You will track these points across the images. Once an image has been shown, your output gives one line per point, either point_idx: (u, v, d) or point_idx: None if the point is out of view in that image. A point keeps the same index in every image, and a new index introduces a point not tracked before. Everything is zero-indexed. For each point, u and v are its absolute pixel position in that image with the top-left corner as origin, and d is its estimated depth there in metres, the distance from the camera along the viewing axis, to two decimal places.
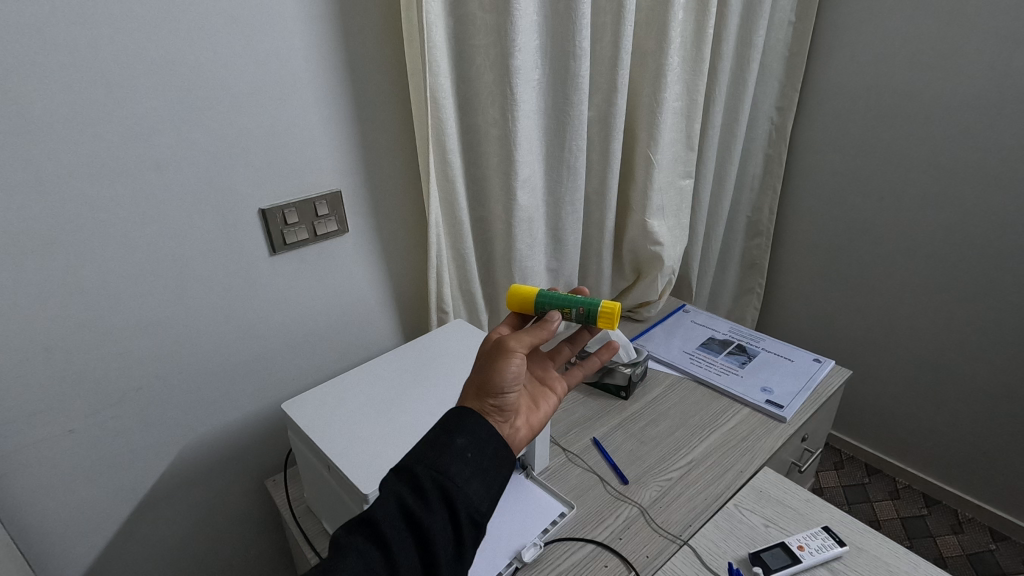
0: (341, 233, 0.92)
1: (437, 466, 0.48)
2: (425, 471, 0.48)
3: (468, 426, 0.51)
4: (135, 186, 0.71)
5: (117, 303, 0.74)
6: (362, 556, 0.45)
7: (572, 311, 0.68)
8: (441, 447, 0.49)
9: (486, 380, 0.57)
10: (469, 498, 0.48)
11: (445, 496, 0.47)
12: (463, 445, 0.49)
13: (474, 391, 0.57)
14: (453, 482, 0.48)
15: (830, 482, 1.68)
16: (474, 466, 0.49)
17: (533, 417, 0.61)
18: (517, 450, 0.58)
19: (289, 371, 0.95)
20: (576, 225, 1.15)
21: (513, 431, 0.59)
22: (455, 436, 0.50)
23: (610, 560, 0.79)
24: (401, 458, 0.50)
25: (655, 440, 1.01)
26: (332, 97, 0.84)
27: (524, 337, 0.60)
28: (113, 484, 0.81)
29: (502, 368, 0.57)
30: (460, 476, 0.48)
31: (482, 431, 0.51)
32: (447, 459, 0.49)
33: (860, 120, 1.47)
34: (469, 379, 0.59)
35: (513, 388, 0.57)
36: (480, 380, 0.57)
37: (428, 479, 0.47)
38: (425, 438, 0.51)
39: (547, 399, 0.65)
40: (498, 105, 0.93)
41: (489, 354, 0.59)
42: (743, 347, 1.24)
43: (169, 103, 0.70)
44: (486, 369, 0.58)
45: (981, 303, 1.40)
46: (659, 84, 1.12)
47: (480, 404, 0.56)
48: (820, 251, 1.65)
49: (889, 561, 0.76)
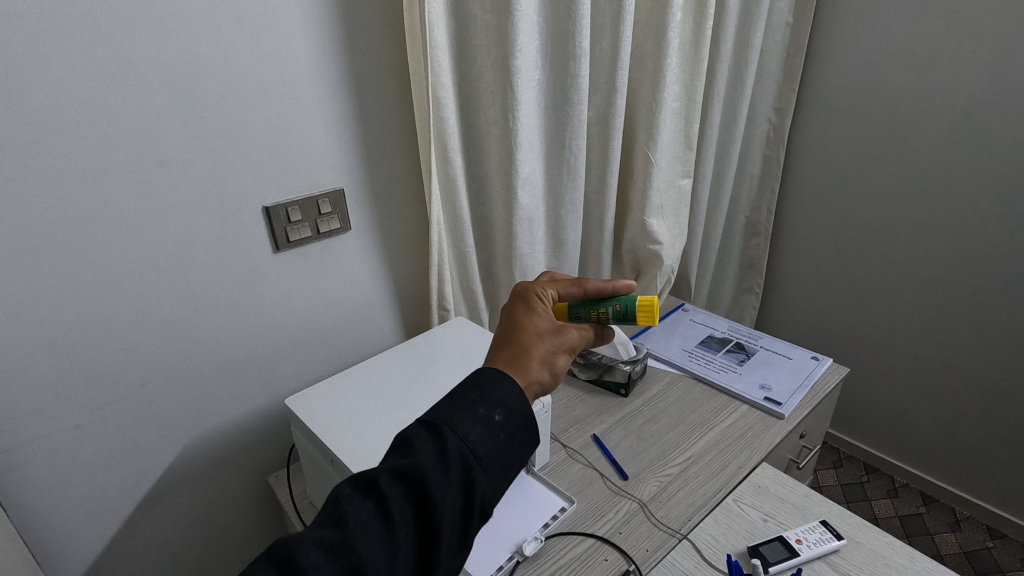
0: (344, 231, 0.93)
1: (466, 440, 0.46)
2: (455, 443, 0.46)
3: (505, 400, 0.49)
4: (143, 184, 0.72)
5: (124, 300, 0.75)
6: (365, 530, 0.43)
7: (609, 309, 0.64)
8: (475, 419, 0.47)
9: (555, 367, 0.56)
10: (487, 483, 0.47)
11: (465, 475, 0.46)
12: (498, 424, 0.48)
13: (542, 364, 0.55)
14: (478, 463, 0.46)
15: (829, 481, 1.69)
16: (501, 447, 0.48)
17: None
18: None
19: (291, 369, 0.96)
20: (575, 223, 1.16)
21: None
22: (492, 410, 0.48)
23: (610, 553, 0.80)
24: (429, 418, 0.48)
25: (655, 437, 1.02)
26: (335, 97, 0.85)
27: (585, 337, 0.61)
28: (117, 480, 0.81)
29: (565, 357, 0.58)
30: (486, 457, 0.47)
31: (518, 407, 0.49)
32: (477, 433, 0.47)
33: (857, 121, 1.48)
34: (534, 348, 0.56)
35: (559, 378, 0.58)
36: (551, 357, 0.56)
37: (454, 454, 0.46)
38: (460, 401, 0.49)
39: None
40: (499, 104, 0.94)
41: (564, 334, 0.59)
42: (742, 346, 1.25)
43: (174, 104, 0.71)
44: (557, 349, 0.57)
45: (977, 302, 1.41)
46: (658, 84, 1.13)
47: (541, 379, 0.55)
48: (818, 250, 1.66)
49: (887, 555, 0.77)
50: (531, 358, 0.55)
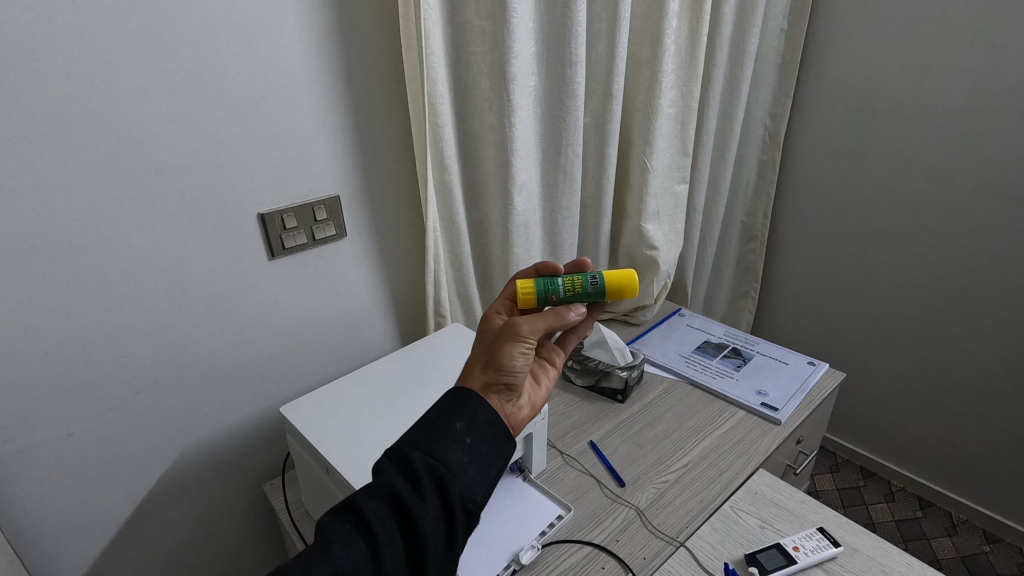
0: (339, 237, 0.92)
1: (433, 451, 0.47)
2: (421, 456, 0.47)
3: (467, 409, 0.51)
4: (138, 192, 0.72)
5: (118, 308, 0.74)
6: (348, 549, 0.44)
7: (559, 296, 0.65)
8: (439, 432, 0.49)
9: (495, 359, 0.55)
10: (464, 487, 0.47)
11: (439, 484, 0.46)
12: (461, 431, 0.49)
13: (483, 362, 0.56)
14: (449, 470, 0.47)
15: (826, 486, 1.69)
16: (472, 453, 0.49)
17: (533, 394, 0.60)
18: (517, 428, 0.56)
19: (286, 377, 0.95)
20: (572, 229, 1.17)
21: (513, 410, 0.57)
22: (455, 420, 0.50)
23: (607, 561, 0.80)
24: (395, 442, 0.50)
25: (651, 443, 1.01)
26: (330, 104, 0.85)
27: (535, 320, 0.58)
28: (109, 490, 0.81)
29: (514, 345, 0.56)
30: (457, 463, 0.47)
31: (481, 414, 0.51)
32: (444, 443, 0.48)
33: (852, 126, 1.49)
34: (476, 353, 0.58)
35: (520, 366, 0.55)
36: (491, 351, 0.56)
37: (422, 466, 0.47)
38: (423, 421, 0.50)
39: (543, 377, 0.63)
40: (496, 110, 0.94)
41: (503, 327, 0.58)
42: (738, 351, 1.25)
43: (168, 111, 0.71)
44: (497, 341, 0.56)
45: (973, 307, 1.41)
46: (654, 90, 1.13)
47: (486, 375, 0.55)
48: (814, 255, 1.67)
49: (885, 562, 0.77)
50: (470, 363, 0.57)
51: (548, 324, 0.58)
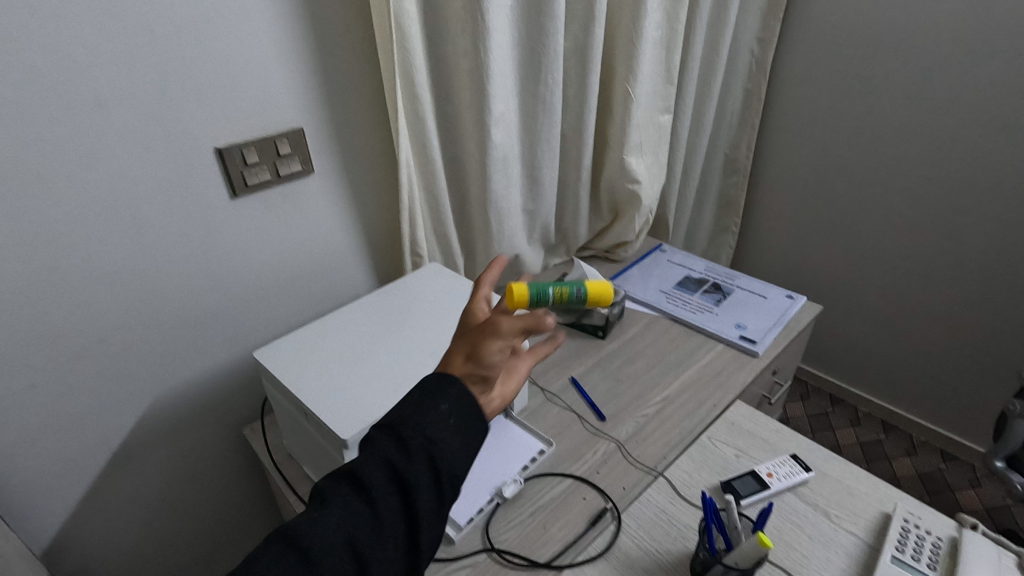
0: (306, 174, 0.86)
1: (421, 425, 0.45)
2: (411, 429, 0.45)
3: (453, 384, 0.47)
4: (77, 126, 0.65)
5: (68, 253, 0.69)
6: (347, 510, 0.44)
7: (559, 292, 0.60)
8: (425, 408, 0.46)
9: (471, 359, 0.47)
10: (453, 461, 0.45)
11: (429, 456, 0.45)
12: (446, 410, 0.45)
13: (463, 357, 0.48)
14: (438, 445, 0.45)
15: (797, 413, 1.76)
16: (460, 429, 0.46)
17: None
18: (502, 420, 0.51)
19: (259, 321, 0.92)
20: (552, 163, 1.12)
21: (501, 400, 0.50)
22: (440, 399, 0.46)
23: (588, 492, 0.82)
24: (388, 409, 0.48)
25: (631, 378, 1.02)
26: (287, 25, 0.77)
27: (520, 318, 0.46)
28: (82, 438, 0.79)
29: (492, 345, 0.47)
30: (444, 440, 0.45)
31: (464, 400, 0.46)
32: (430, 419, 0.45)
33: (841, 52, 1.43)
34: (460, 339, 0.50)
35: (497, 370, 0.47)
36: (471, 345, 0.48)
37: (413, 436, 0.45)
38: (409, 395, 0.47)
39: None
40: (470, 32, 0.87)
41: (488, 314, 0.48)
42: (718, 286, 1.25)
43: (103, 33, 0.63)
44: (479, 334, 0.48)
45: (949, 238, 1.43)
46: (639, 11, 1.06)
47: (465, 373, 0.48)
48: (796, 187, 1.65)
49: (852, 485, 0.81)
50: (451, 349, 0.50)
51: (534, 324, 0.46)
